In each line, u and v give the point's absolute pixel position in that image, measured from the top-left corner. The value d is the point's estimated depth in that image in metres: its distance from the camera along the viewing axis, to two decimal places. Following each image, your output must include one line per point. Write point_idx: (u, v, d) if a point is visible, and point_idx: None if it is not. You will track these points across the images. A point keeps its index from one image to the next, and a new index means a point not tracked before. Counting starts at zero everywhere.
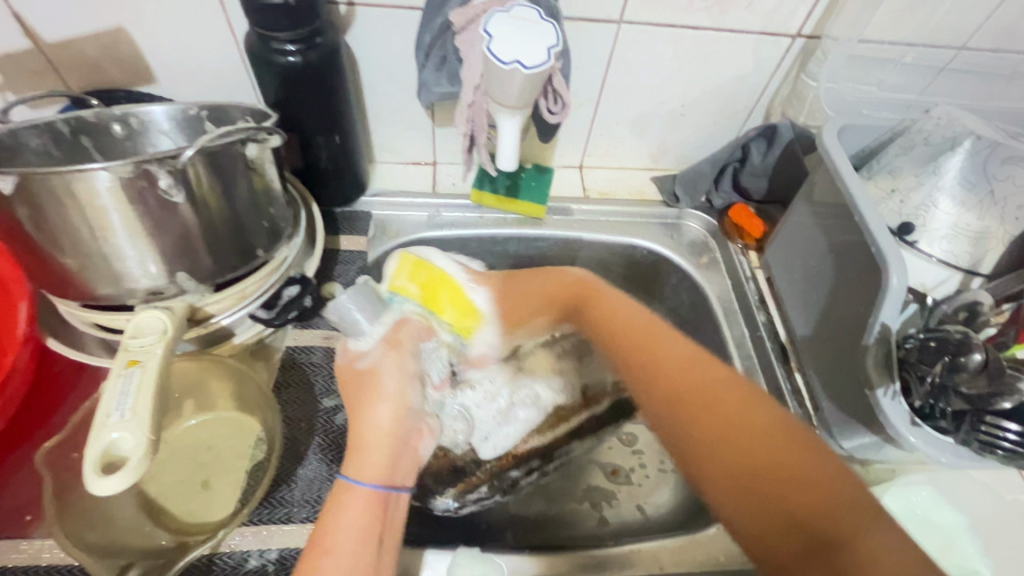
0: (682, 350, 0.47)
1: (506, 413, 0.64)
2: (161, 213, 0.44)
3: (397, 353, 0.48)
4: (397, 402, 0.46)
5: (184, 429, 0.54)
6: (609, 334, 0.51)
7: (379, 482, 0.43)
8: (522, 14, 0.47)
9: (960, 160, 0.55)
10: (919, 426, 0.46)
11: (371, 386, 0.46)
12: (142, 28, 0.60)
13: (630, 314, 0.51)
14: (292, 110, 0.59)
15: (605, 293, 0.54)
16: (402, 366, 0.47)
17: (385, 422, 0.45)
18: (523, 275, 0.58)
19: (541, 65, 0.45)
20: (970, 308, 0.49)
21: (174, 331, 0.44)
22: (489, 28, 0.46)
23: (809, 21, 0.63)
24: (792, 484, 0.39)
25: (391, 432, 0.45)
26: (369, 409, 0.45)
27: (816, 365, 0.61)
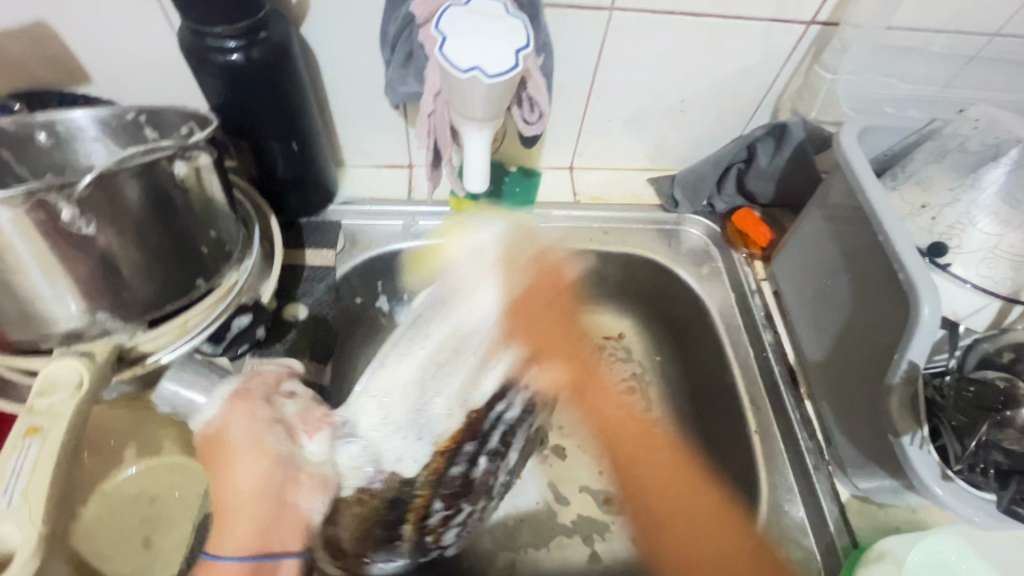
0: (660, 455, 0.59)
1: (434, 365, 0.53)
2: (72, 248, 0.38)
3: (242, 403, 0.43)
4: (256, 452, 0.41)
5: (123, 478, 0.49)
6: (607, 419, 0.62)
7: (243, 553, 0.39)
8: (484, 7, 0.40)
9: (1005, 171, 0.49)
10: (950, 480, 0.40)
11: (223, 447, 0.42)
12: (69, 22, 0.53)
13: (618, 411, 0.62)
14: (241, 116, 0.52)
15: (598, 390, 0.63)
16: (250, 415, 0.43)
17: (249, 482, 0.40)
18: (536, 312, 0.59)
19: (507, 70, 0.39)
20: (1016, 348, 0.43)
21: (90, 386, 0.39)
22: (442, 27, 0.40)
23: (825, 6, 0.56)
24: (684, 514, 0.55)
25: (254, 493, 0.40)
26: (227, 473, 0.41)
27: (827, 391, 0.55)
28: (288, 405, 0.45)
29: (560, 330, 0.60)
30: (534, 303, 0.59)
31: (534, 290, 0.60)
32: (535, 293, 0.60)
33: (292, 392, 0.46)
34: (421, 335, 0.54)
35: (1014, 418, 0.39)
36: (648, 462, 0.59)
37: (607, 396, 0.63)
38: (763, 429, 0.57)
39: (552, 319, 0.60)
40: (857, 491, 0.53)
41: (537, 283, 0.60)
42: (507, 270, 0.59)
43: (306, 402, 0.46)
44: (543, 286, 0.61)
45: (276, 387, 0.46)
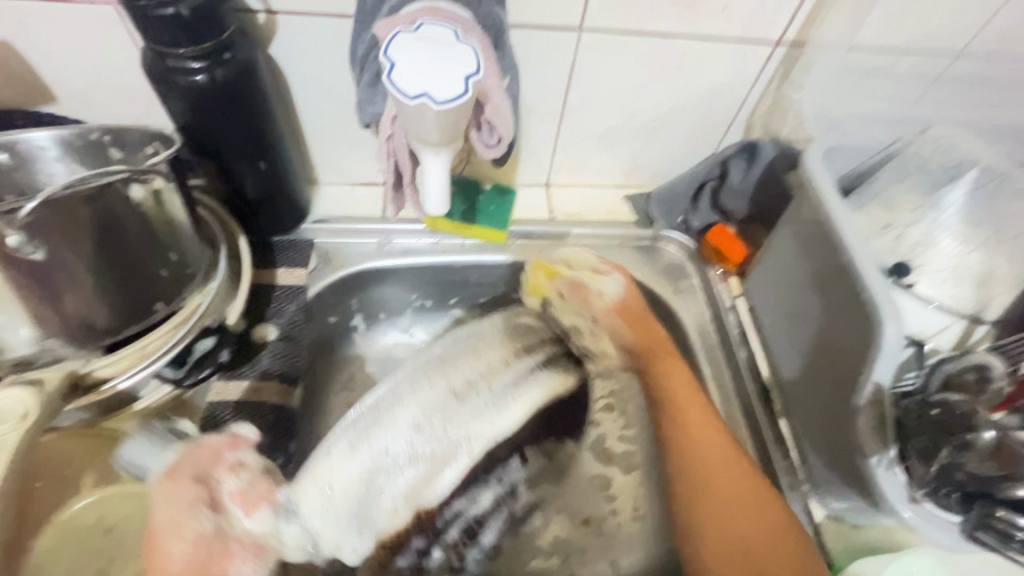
0: (730, 465, 0.50)
1: (387, 463, 0.54)
2: (20, 273, 0.38)
3: (172, 484, 0.45)
4: (178, 535, 0.43)
5: (77, 510, 0.47)
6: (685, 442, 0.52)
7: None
8: (432, 34, 0.40)
9: (963, 191, 0.50)
10: (919, 504, 0.40)
11: (152, 529, 0.44)
12: (35, 41, 0.52)
13: (697, 417, 0.53)
14: (206, 137, 0.52)
15: (673, 369, 0.57)
16: (177, 494, 0.45)
17: (179, 559, 0.42)
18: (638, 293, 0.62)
19: (455, 97, 0.39)
20: (979, 370, 0.41)
21: (39, 417, 0.38)
22: (393, 53, 0.40)
23: (792, 27, 0.57)
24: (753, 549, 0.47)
25: (187, 565, 0.42)
26: (158, 552, 0.42)
27: (823, 415, 0.51)
28: (230, 481, 0.47)
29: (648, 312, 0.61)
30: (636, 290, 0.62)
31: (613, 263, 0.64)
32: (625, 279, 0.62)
33: (237, 463, 0.48)
34: (377, 425, 0.55)
35: (973, 441, 0.38)
36: (699, 432, 0.52)
37: (680, 374, 0.57)
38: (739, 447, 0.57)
39: (639, 314, 0.60)
40: (831, 512, 0.52)
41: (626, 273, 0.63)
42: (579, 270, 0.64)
43: (249, 476, 0.48)
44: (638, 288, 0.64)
45: (218, 462, 0.47)
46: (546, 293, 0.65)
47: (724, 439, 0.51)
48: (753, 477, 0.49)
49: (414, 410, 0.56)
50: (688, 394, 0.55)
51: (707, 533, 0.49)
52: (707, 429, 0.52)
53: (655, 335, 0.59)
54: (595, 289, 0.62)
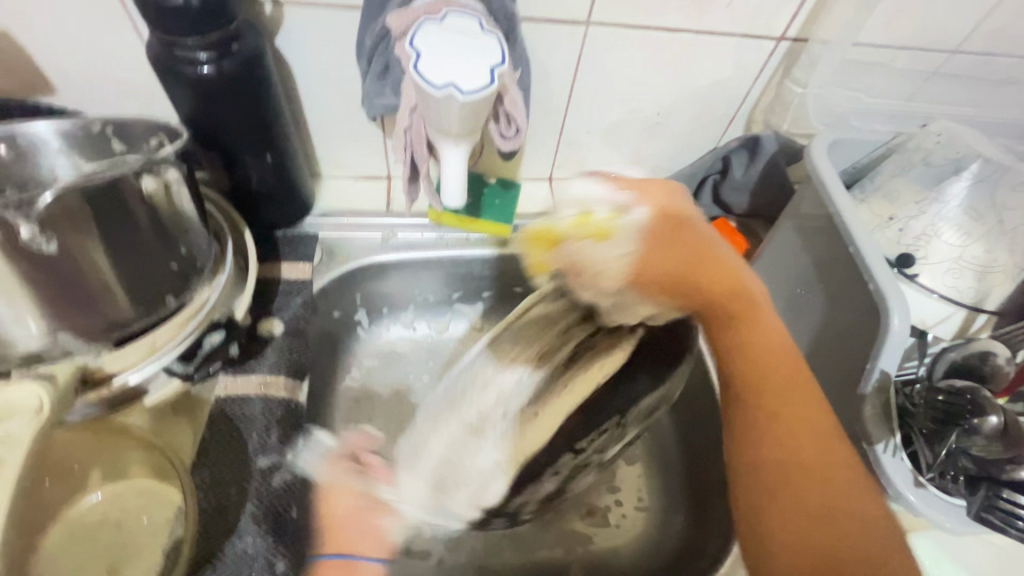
0: (806, 400, 0.44)
1: (437, 480, 0.53)
2: (32, 266, 0.37)
3: (339, 461, 0.53)
4: (349, 491, 0.50)
5: (88, 505, 0.47)
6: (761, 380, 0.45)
7: (343, 553, 0.46)
8: (457, 24, 0.41)
9: (965, 184, 0.51)
10: (924, 488, 0.41)
11: (323, 491, 0.49)
12: (34, 30, 0.51)
13: (774, 352, 0.46)
14: (212, 129, 0.51)
15: (759, 313, 0.47)
16: (343, 470, 0.52)
17: (349, 506, 0.48)
18: (681, 242, 0.47)
19: (481, 88, 0.39)
20: (981, 358, 0.43)
21: (51, 411, 0.38)
22: (416, 44, 0.40)
23: (795, 22, 0.57)
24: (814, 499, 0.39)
25: (355, 509, 0.48)
26: (334, 503, 0.49)
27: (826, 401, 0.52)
28: (371, 460, 0.56)
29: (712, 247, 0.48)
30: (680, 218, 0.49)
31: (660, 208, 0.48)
32: (658, 209, 0.48)
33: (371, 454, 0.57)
34: (417, 451, 0.55)
35: (977, 425, 0.39)
36: (778, 389, 0.44)
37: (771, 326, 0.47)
38: None
39: (686, 260, 0.47)
40: None
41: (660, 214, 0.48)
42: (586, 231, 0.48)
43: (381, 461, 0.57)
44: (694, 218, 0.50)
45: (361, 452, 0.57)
46: (552, 267, 0.52)
47: (799, 375, 0.45)
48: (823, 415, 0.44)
49: (443, 437, 0.54)
50: (774, 350, 0.46)
51: (760, 495, 0.42)
52: (790, 374, 0.45)
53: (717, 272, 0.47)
54: (594, 250, 0.47)
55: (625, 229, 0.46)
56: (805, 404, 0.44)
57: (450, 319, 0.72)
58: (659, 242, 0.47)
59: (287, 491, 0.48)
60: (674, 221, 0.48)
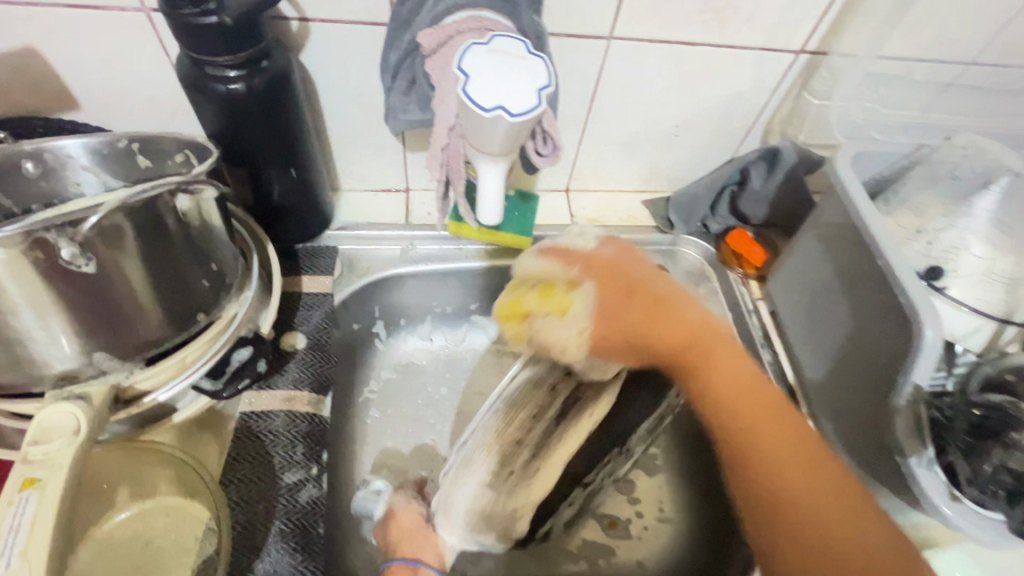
0: (789, 435, 0.39)
1: (468, 524, 0.52)
2: (71, 287, 0.37)
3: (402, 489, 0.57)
4: (408, 508, 0.54)
5: (114, 524, 0.47)
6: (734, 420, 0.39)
7: (409, 557, 0.49)
8: (505, 47, 0.41)
9: (994, 199, 0.52)
10: (958, 501, 0.42)
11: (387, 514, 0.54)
12: (59, 47, 0.51)
13: (737, 385, 0.40)
14: (240, 145, 0.51)
15: (718, 355, 0.41)
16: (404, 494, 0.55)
17: (410, 518, 0.53)
18: (632, 303, 0.43)
19: (528, 109, 0.39)
20: (1017, 371, 0.45)
21: (89, 431, 0.38)
22: (464, 66, 0.40)
23: (814, 36, 0.58)
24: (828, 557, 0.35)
25: (415, 524, 0.52)
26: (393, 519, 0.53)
27: (850, 425, 0.53)
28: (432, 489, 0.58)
29: (666, 287, 0.44)
30: (620, 264, 0.46)
31: (602, 261, 0.46)
32: (600, 270, 0.46)
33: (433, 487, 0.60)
34: (444, 491, 0.54)
35: (1018, 440, 0.41)
36: (767, 428, 0.39)
37: (736, 364, 0.41)
38: None
39: (639, 313, 0.42)
40: None
41: (603, 267, 0.46)
42: (546, 301, 0.47)
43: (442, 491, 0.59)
44: (636, 258, 0.47)
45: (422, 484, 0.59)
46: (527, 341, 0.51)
47: (773, 400, 0.40)
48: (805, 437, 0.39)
49: (463, 487, 0.52)
50: (744, 383, 0.41)
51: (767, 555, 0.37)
52: (768, 412, 0.40)
53: (674, 314, 0.42)
54: (549, 328, 0.46)
55: (576, 301, 0.45)
56: (793, 443, 0.38)
57: (467, 331, 0.72)
58: (608, 305, 0.44)
59: (313, 507, 0.48)
60: (616, 275, 0.45)
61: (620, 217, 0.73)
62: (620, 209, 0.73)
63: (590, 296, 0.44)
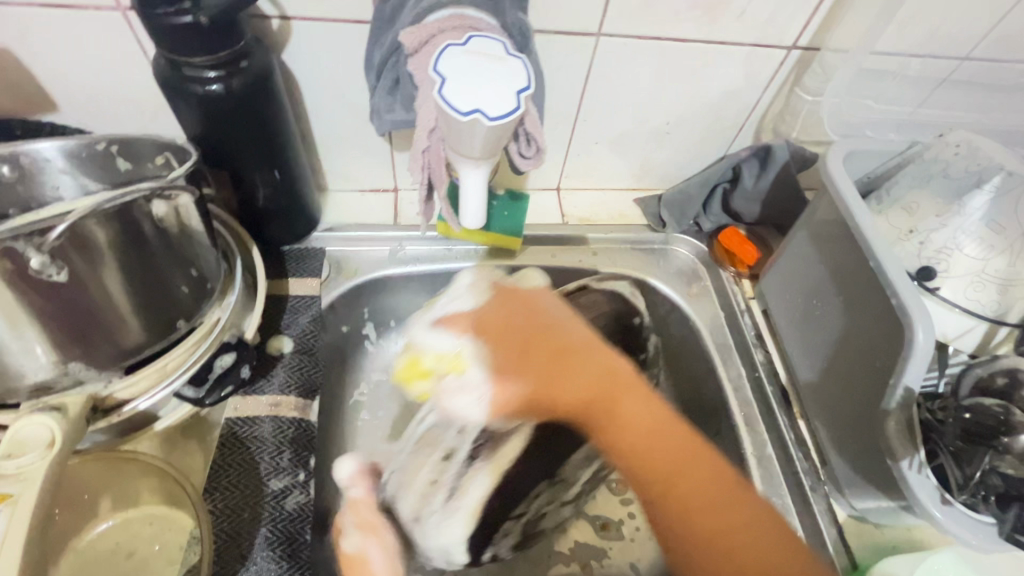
0: (705, 476, 0.37)
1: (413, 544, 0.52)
2: (42, 297, 0.36)
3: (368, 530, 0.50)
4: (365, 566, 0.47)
5: (97, 534, 0.46)
6: (650, 462, 0.38)
7: None
8: (482, 47, 0.40)
9: (987, 198, 0.51)
10: (948, 504, 0.41)
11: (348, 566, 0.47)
12: (35, 48, 0.50)
13: (653, 428, 0.39)
14: (222, 147, 0.50)
15: (626, 399, 0.40)
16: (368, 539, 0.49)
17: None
18: (531, 357, 0.42)
19: (508, 112, 0.38)
20: (1009, 374, 0.44)
21: (64, 443, 0.37)
22: (440, 66, 0.39)
23: (806, 32, 0.57)
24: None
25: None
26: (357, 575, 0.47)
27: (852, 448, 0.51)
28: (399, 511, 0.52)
29: (571, 332, 0.43)
30: (516, 313, 0.45)
31: (503, 315, 0.45)
32: (496, 329, 0.44)
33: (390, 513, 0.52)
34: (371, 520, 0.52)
35: (1010, 445, 0.40)
36: (684, 472, 0.37)
37: (643, 408, 0.40)
38: (761, 451, 0.57)
39: (540, 366, 0.42)
40: (853, 511, 0.53)
41: (498, 320, 0.45)
42: (444, 364, 0.47)
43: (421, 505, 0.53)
44: (530, 302, 0.45)
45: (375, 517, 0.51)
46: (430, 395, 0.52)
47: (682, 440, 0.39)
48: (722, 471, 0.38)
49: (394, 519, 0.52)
50: (657, 428, 0.39)
51: None
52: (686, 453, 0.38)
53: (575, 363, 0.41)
54: (449, 387, 0.46)
55: (469, 360, 0.45)
56: (709, 480, 0.37)
57: None
58: (501, 366, 0.43)
59: (299, 514, 0.48)
60: (515, 326, 0.44)
61: (610, 217, 0.72)
62: (609, 208, 0.72)
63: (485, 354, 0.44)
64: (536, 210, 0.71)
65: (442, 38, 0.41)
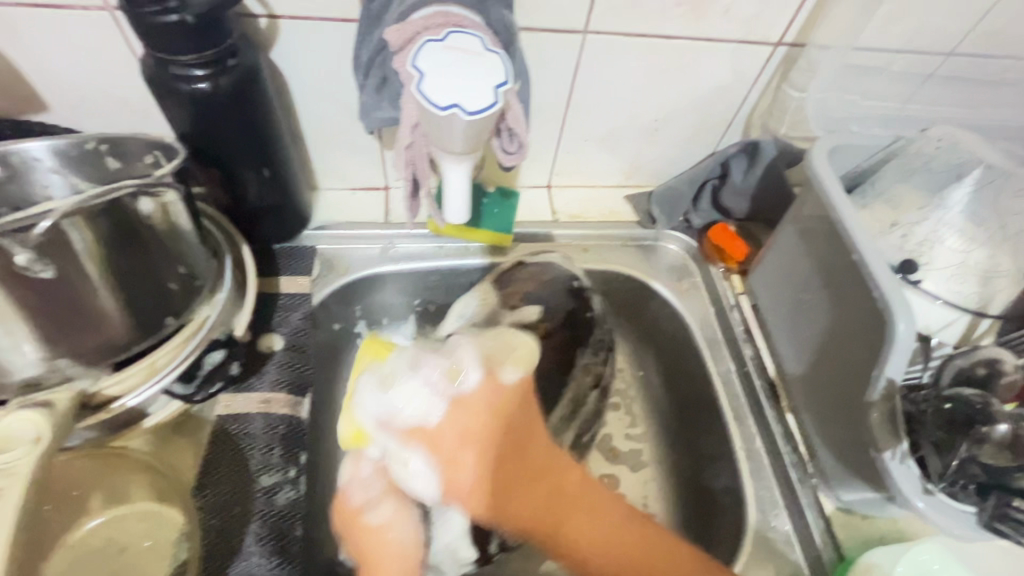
0: (661, 566, 0.49)
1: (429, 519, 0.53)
2: (30, 293, 0.37)
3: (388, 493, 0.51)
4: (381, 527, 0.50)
5: (87, 531, 0.46)
6: (627, 574, 0.49)
7: None
8: (459, 43, 0.41)
9: (968, 191, 0.52)
10: (931, 494, 0.42)
11: (362, 523, 0.50)
12: (24, 48, 0.50)
13: (615, 542, 0.51)
14: (211, 146, 0.51)
15: (571, 523, 0.51)
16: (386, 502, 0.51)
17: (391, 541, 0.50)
18: (466, 449, 0.51)
19: (485, 108, 0.39)
20: (988, 365, 0.45)
21: (52, 438, 0.38)
22: (418, 61, 0.40)
23: (791, 28, 0.58)
24: None
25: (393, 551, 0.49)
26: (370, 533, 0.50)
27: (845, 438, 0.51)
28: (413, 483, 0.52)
29: (526, 442, 0.53)
30: (461, 420, 0.52)
31: (451, 410, 0.52)
32: (439, 434, 0.51)
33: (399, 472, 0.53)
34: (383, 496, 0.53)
35: (987, 434, 0.41)
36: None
37: (592, 522, 0.51)
38: (750, 445, 0.57)
39: (486, 457, 0.52)
40: (841, 503, 0.54)
41: (446, 418, 0.51)
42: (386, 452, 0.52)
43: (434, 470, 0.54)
44: (468, 403, 0.52)
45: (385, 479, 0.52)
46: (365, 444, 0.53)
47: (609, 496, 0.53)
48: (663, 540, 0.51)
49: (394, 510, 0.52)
50: (620, 540, 0.51)
51: None
52: (603, 503, 0.52)
53: (532, 483, 0.52)
54: (396, 471, 0.52)
55: (412, 452, 0.51)
56: (646, 553, 0.50)
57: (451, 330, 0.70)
58: (448, 458, 0.51)
59: (290, 509, 0.48)
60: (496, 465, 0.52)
61: (600, 214, 0.72)
62: (599, 205, 0.73)
63: (430, 443, 0.51)
64: (527, 208, 0.71)
65: (422, 35, 0.41)
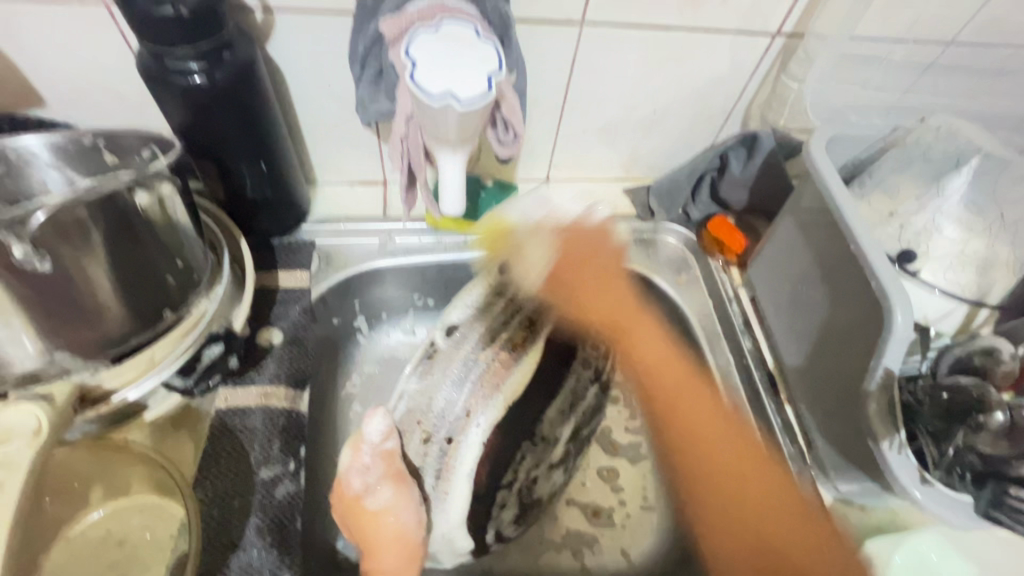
0: (712, 429, 0.57)
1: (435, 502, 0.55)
2: (26, 286, 0.37)
3: (393, 483, 0.51)
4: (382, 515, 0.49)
5: (89, 523, 0.46)
6: (722, 476, 0.56)
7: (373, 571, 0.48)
8: (452, 32, 0.41)
9: (966, 180, 0.52)
10: (927, 484, 0.42)
11: (361, 513, 0.49)
12: (20, 43, 0.50)
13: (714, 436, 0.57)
14: (208, 139, 0.51)
15: (634, 339, 0.63)
16: (395, 494, 0.51)
17: (388, 529, 0.49)
18: (560, 239, 0.64)
19: (478, 97, 0.39)
20: (986, 353, 0.45)
21: (50, 431, 0.38)
22: (411, 51, 0.40)
23: (790, 18, 0.57)
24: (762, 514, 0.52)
25: (392, 535, 0.48)
26: (370, 523, 0.49)
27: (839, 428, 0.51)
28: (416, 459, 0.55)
29: (598, 266, 0.64)
30: (574, 260, 0.64)
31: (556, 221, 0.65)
32: (571, 242, 0.64)
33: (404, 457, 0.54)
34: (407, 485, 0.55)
35: (984, 422, 0.41)
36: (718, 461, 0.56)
37: (655, 348, 0.63)
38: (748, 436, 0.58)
39: (578, 264, 0.64)
40: (839, 495, 0.54)
41: (568, 238, 0.64)
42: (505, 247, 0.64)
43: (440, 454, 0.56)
44: (588, 241, 0.65)
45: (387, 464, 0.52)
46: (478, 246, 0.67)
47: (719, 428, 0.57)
48: (742, 439, 0.56)
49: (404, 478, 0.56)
50: (736, 447, 0.56)
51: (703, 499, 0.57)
52: (710, 422, 0.57)
53: (610, 303, 0.63)
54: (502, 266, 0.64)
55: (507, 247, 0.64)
56: (750, 454, 0.55)
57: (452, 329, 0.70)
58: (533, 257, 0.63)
59: (290, 502, 0.48)
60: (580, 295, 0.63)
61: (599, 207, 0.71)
62: (598, 198, 0.72)
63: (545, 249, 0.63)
64: None
65: (415, 27, 0.41)
